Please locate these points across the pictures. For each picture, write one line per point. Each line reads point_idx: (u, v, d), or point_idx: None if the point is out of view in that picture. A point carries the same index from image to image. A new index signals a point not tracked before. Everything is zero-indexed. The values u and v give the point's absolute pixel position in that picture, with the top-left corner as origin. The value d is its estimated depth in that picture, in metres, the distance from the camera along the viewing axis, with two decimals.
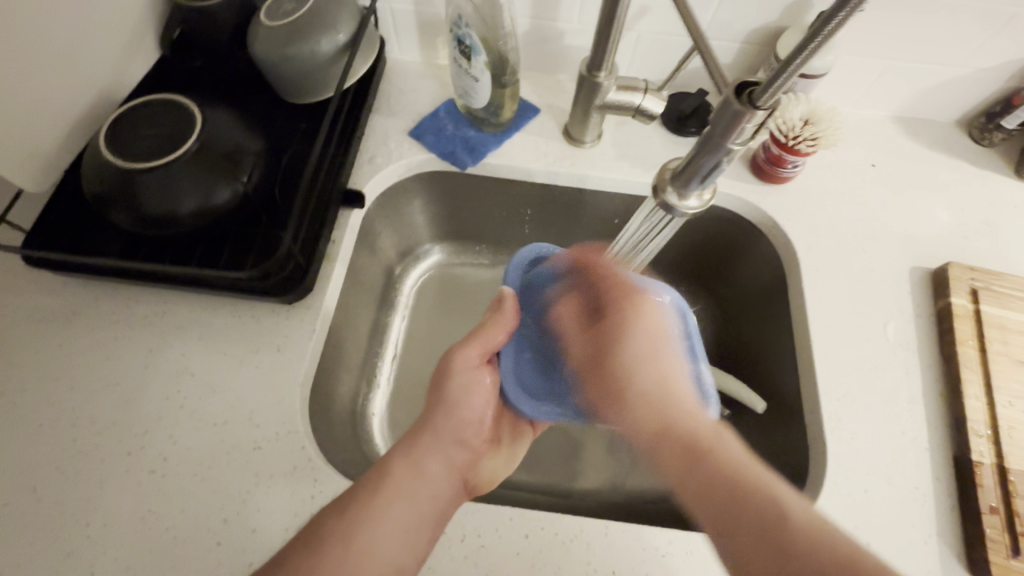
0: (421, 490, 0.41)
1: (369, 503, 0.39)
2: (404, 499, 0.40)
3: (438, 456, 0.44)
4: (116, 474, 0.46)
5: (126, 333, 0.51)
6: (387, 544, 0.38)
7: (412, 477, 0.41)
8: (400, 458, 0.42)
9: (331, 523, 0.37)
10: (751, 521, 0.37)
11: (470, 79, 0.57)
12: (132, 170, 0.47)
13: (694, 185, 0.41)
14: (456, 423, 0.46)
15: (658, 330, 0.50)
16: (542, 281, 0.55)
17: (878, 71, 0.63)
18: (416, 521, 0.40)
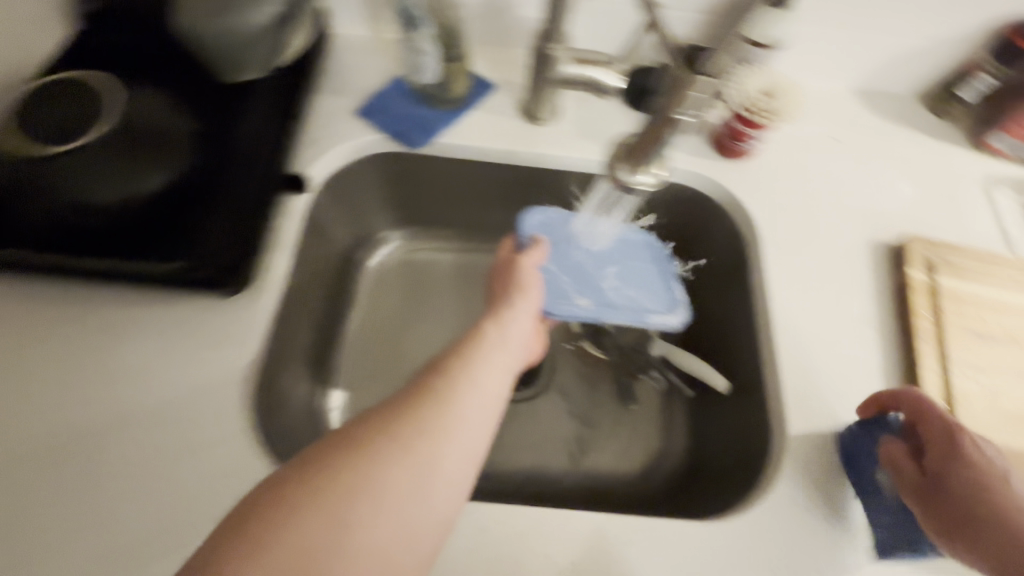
0: (470, 423, 0.36)
1: (409, 426, 0.34)
2: (454, 429, 0.35)
3: (485, 387, 0.39)
4: (38, 488, 0.42)
5: (47, 335, 0.48)
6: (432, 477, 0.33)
7: (459, 406, 0.36)
8: (439, 382, 0.37)
9: (374, 431, 0.34)
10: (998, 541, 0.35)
11: (417, 53, 0.55)
12: (46, 156, 0.43)
13: (645, 160, 0.39)
14: (502, 353, 0.42)
15: (638, 258, 0.60)
16: (548, 221, 0.59)
17: (839, 42, 0.62)
18: (466, 457, 0.35)
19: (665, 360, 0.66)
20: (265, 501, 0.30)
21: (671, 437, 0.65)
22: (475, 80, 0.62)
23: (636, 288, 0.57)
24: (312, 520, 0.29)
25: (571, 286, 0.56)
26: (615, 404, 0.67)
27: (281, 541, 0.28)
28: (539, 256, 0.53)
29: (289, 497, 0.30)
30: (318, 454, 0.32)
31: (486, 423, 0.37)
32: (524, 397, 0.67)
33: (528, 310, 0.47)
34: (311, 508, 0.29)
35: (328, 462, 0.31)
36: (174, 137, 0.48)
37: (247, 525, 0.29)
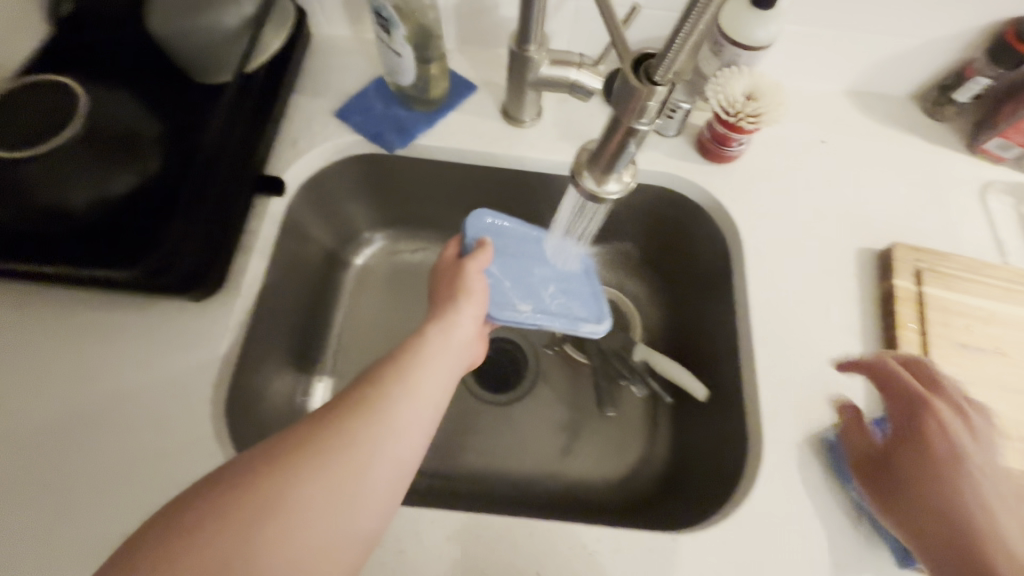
0: (399, 435, 0.36)
1: (334, 438, 0.34)
2: (381, 441, 0.35)
3: (419, 398, 0.39)
4: (10, 487, 0.43)
5: (25, 336, 0.48)
6: (355, 490, 0.33)
7: (389, 418, 0.36)
8: (370, 392, 0.38)
9: (296, 448, 0.33)
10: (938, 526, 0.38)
11: (392, 54, 0.53)
12: (7, 158, 0.42)
13: (608, 167, 0.37)
14: (440, 362, 0.42)
15: (578, 268, 0.59)
16: (492, 227, 0.58)
17: (830, 42, 0.60)
18: (394, 469, 0.35)
19: (647, 365, 0.65)
20: (178, 516, 0.29)
21: (652, 444, 0.64)
22: (456, 81, 0.62)
23: (574, 298, 0.57)
24: (223, 535, 0.29)
25: (512, 292, 0.55)
26: (597, 409, 0.66)
27: (190, 555, 0.28)
28: (486, 259, 0.52)
29: (202, 511, 0.30)
30: (236, 466, 0.32)
31: (419, 434, 0.38)
32: (507, 399, 0.67)
33: (470, 316, 0.48)
34: (223, 522, 0.29)
35: (247, 475, 0.31)
36: (145, 139, 0.48)
37: (159, 541, 0.28)
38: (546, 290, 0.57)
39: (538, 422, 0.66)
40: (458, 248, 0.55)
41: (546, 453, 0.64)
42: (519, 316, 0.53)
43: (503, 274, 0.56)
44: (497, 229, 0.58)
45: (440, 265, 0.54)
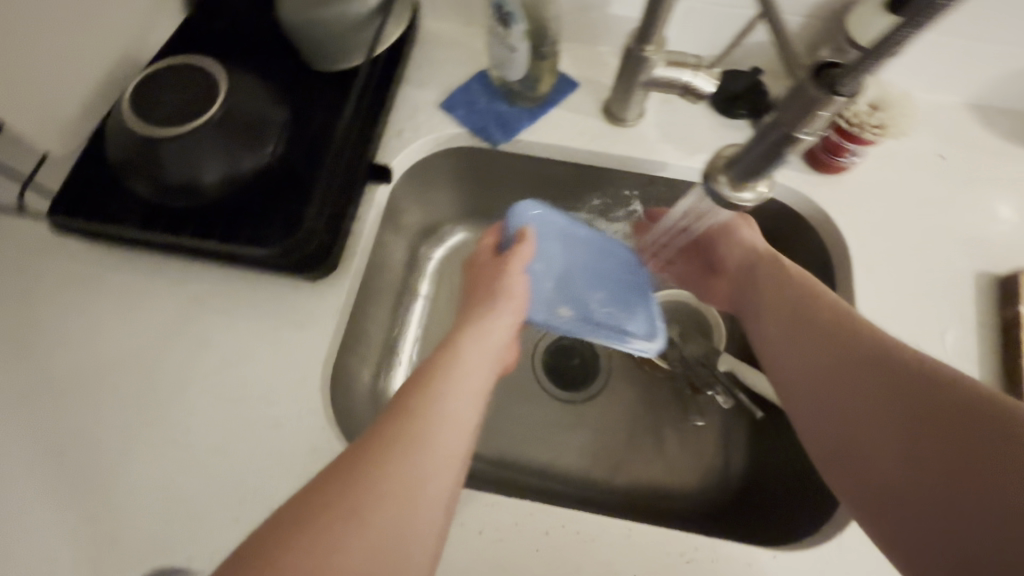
0: (441, 464, 0.35)
1: (374, 482, 0.32)
2: (424, 475, 0.34)
3: (454, 420, 0.38)
4: (139, 443, 0.46)
5: (150, 303, 0.51)
6: (404, 529, 0.32)
7: (428, 449, 0.35)
8: (404, 422, 0.36)
9: (342, 491, 0.32)
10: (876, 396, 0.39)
11: (506, 49, 0.54)
12: (156, 137, 0.45)
13: (749, 175, 0.37)
14: (470, 378, 0.41)
15: (626, 276, 0.58)
16: (544, 221, 0.53)
17: (959, 53, 0.57)
18: (439, 496, 0.35)
19: (733, 376, 0.63)
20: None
21: (731, 455, 0.63)
22: (559, 77, 0.61)
23: (619, 306, 0.57)
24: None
25: (557, 295, 0.55)
26: (675, 417, 0.65)
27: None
28: (528, 253, 0.51)
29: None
30: (271, 527, 0.30)
31: (458, 455, 0.37)
32: (586, 397, 0.67)
33: (501, 323, 0.48)
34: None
35: (289, 536, 0.29)
36: (273, 123, 0.50)
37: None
38: (593, 295, 0.56)
39: (610, 423, 0.66)
40: (497, 239, 0.53)
41: (621, 455, 0.64)
42: (559, 323, 0.53)
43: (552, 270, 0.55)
44: (548, 222, 0.54)
45: (476, 259, 0.53)
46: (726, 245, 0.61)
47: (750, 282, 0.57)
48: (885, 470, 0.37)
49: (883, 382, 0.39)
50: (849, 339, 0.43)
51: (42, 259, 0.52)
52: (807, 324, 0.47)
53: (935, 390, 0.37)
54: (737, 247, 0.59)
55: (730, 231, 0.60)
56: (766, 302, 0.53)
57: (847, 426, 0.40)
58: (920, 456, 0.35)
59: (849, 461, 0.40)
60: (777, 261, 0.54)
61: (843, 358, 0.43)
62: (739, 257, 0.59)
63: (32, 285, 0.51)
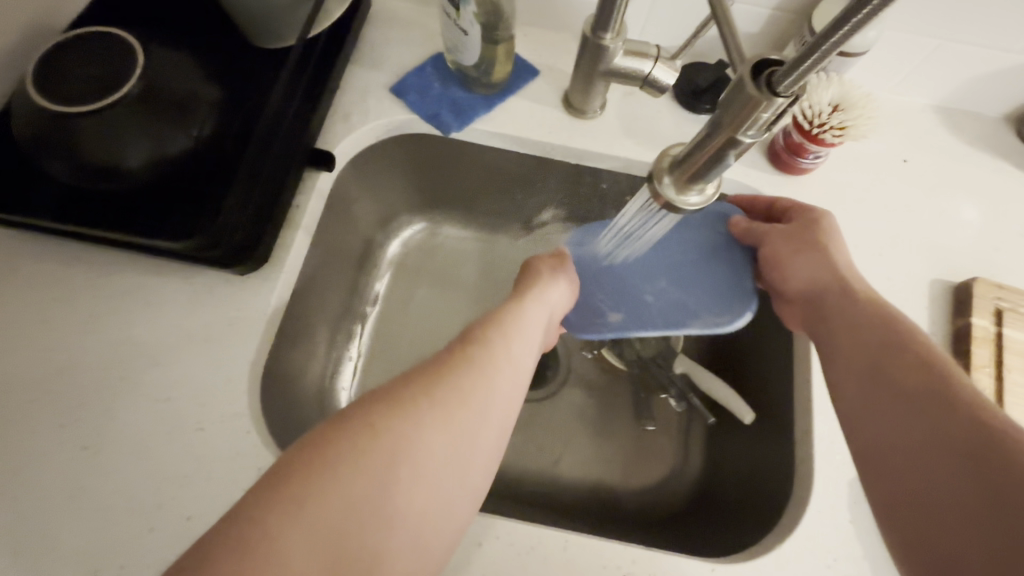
0: (504, 392, 0.38)
1: (451, 388, 0.35)
2: (491, 397, 0.37)
3: (518, 357, 0.41)
4: (48, 447, 0.43)
5: (66, 295, 0.47)
6: (466, 440, 0.34)
7: (499, 376, 0.38)
8: (479, 348, 0.39)
9: (422, 397, 0.34)
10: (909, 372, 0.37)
11: (458, 32, 0.50)
12: (63, 113, 0.41)
13: (693, 178, 0.35)
14: (531, 326, 0.45)
15: (697, 254, 0.54)
16: (586, 240, 0.58)
17: (926, 53, 0.55)
18: (498, 427, 0.37)
19: (689, 379, 0.63)
20: (318, 445, 0.29)
21: (685, 459, 0.62)
22: (518, 64, 0.59)
23: (688, 285, 0.53)
24: (352, 479, 0.29)
25: (605, 302, 0.55)
26: (632, 419, 0.64)
27: (330, 494, 0.28)
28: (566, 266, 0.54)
29: (340, 445, 0.30)
30: (359, 404, 0.32)
31: (516, 394, 0.39)
32: (543, 396, 0.66)
33: (564, 288, 0.51)
34: (358, 467, 0.29)
35: (375, 415, 0.31)
36: (203, 102, 0.46)
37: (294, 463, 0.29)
38: (652, 288, 0.54)
39: (568, 425, 0.64)
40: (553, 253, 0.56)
41: (576, 458, 0.62)
42: (607, 329, 0.52)
43: (604, 278, 0.56)
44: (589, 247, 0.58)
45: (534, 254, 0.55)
46: (782, 269, 0.49)
47: (814, 315, 0.47)
48: (910, 480, 0.34)
49: (924, 394, 0.36)
50: (903, 350, 0.39)
51: None
52: (862, 331, 0.42)
53: (981, 414, 0.33)
54: (799, 271, 0.48)
55: (788, 254, 0.49)
56: (823, 325, 0.45)
57: (881, 434, 0.37)
58: (950, 468, 0.32)
59: (874, 468, 0.36)
60: (842, 286, 0.45)
61: (891, 367, 0.38)
62: (801, 284, 0.48)
63: None
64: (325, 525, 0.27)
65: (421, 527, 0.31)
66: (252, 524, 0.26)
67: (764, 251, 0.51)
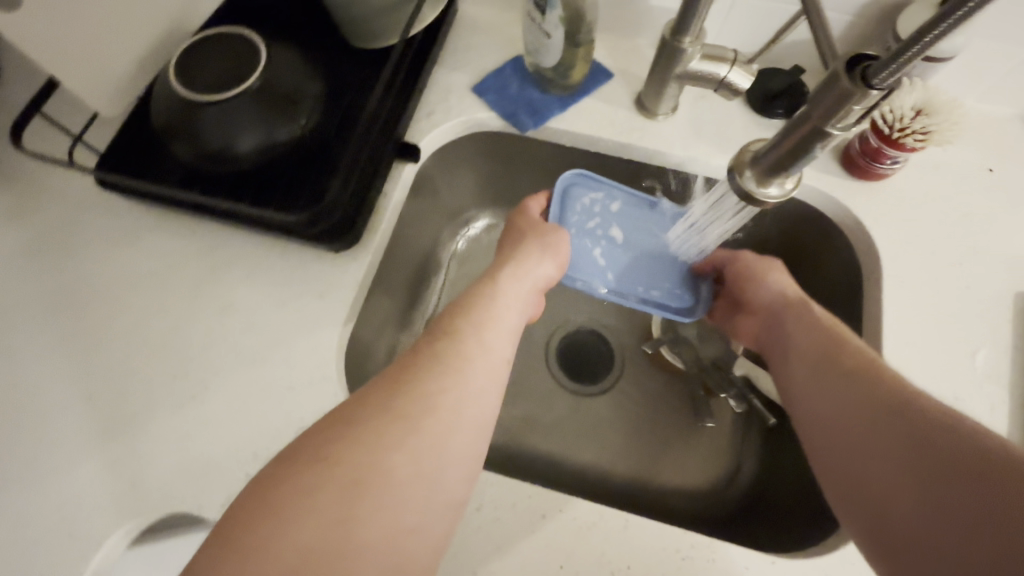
0: (477, 394, 0.39)
1: (418, 398, 0.36)
2: (461, 405, 0.38)
3: (491, 355, 0.42)
4: (162, 394, 0.48)
5: (182, 262, 0.53)
6: (445, 447, 0.36)
7: (469, 378, 0.39)
8: (448, 351, 0.41)
9: (376, 413, 0.35)
10: (868, 403, 0.39)
11: (541, 35, 0.53)
12: (197, 102, 0.46)
13: (774, 171, 0.37)
14: (504, 322, 0.46)
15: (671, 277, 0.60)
16: (584, 207, 0.59)
17: (1019, 62, 0.53)
18: (477, 425, 0.38)
19: (747, 382, 0.64)
20: (280, 482, 0.31)
21: (738, 460, 0.62)
22: (593, 67, 0.61)
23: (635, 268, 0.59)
24: (318, 511, 0.30)
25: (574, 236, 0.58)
26: (687, 417, 0.65)
27: (298, 530, 0.29)
28: (562, 250, 0.54)
29: (297, 483, 0.31)
30: (321, 438, 0.33)
31: (491, 391, 0.40)
32: (599, 390, 0.67)
33: (542, 270, 0.52)
34: (317, 501, 0.30)
35: (337, 443, 0.33)
36: (309, 95, 0.51)
37: (259, 505, 0.30)
38: (612, 254, 0.58)
39: (621, 419, 0.66)
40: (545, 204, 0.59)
41: (628, 451, 0.64)
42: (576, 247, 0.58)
43: (586, 231, 0.59)
44: (592, 209, 0.59)
45: (519, 216, 0.58)
46: (757, 283, 0.57)
47: (778, 325, 0.53)
48: (869, 472, 0.37)
49: (879, 397, 0.39)
50: (860, 371, 0.42)
51: (86, 215, 0.55)
52: (819, 344, 0.47)
53: (945, 435, 0.33)
54: (771, 285, 0.56)
55: (763, 271, 0.57)
56: (789, 341, 0.50)
57: (848, 448, 0.39)
58: (899, 459, 0.35)
59: (835, 456, 0.40)
60: (802, 306, 0.52)
61: (849, 372, 0.42)
62: (764, 298, 0.56)
63: (73, 239, 0.54)
64: (293, 557, 0.28)
65: (409, 540, 0.32)
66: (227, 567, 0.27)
67: (738, 267, 0.59)
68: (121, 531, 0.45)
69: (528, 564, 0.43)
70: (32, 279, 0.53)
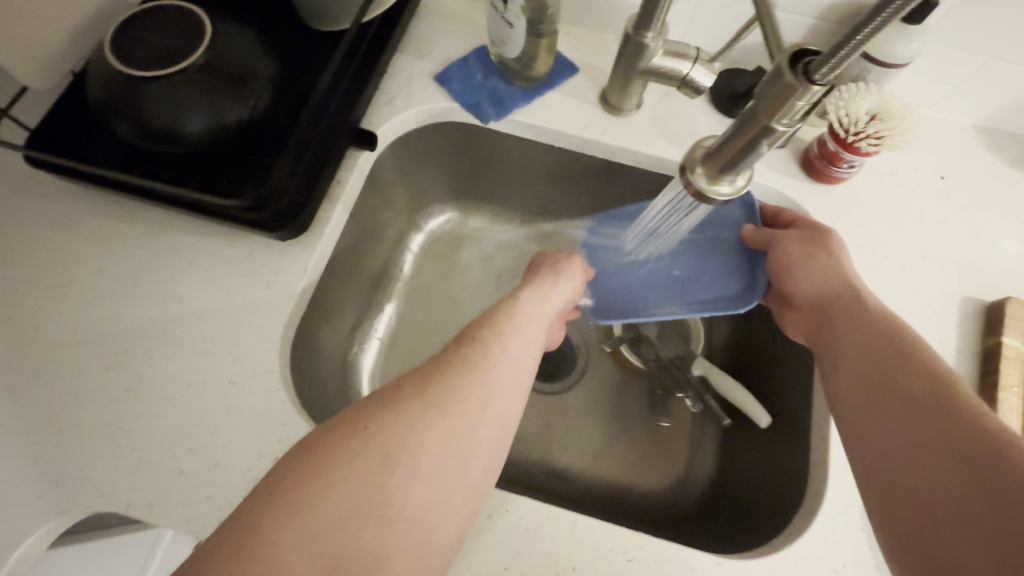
0: (505, 389, 0.38)
1: (449, 387, 0.35)
2: (488, 395, 0.36)
3: (521, 356, 0.41)
4: (93, 388, 0.46)
5: (121, 248, 0.50)
6: (472, 438, 0.34)
7: (498, 370, 0.38)
8: (479, 345, 0.40)
9: (415, 394, 0.34)
10: (910, 396, 0.36)
11: (503, 24, 0.52)
12: (134, 76, 0.44)
13: (725, 167, 0.36)
14: (532, 327, 0.44)
15: (715, 284, 0.55)
16: (607, 261, 0.62)
17: (971, 71, 0.54)
18: (504, 422, 0.37)
19: (705, 382, 0.63)
20: (313, 452, 0.30)
21: (698, 461, 0.62)
22: (558, 60, 0.60)
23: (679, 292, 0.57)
24: (353, 482, 0.29)
25: (609, 292, 0.60)
26: (647, 416, 0.65)
27: (331, 497, 0.28)
28: (576, 271, 0.53)
29: (331, 453, 0.30)
30: (354, 411, 0.33)
31: (517, 393, 0.38)
32: (559, 390, 0.67)
33: (563, 291, 0.51)
34: (348, 472, 0.29)
35: (375, 416, 0.32)
36: (261, 77, 0.49)
37: (286, 471, 0.29)
38: (652, 291, 0.58)
39: (584, 419, 0.65)
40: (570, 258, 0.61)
41: (588, 450, 0.63)
42: (615, 300, 0.59)
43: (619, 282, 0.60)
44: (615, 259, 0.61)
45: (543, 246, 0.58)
46: (794, 274, 0.49)
47: (825, 322, 0.46)
48: (912, 474, 0.33)
49: (926, 393, 0.36)
50: (905, 363, 0.38)
51: (16, 196, 0.51)
52: (858, 337, 0.42)
53: (995, 444, 0.31)
54: (810, 276, 0.48)
55: (802, 259, 0.49)
56: (830, 332, 0.45)
57: (881, 439, 0.36)
58: (951, 462, 0.32)
59: (867, 446, 0.37)
60: (850, 298, 0.45)
61: (886, 363, 0.39)
62: (812, 291, 0.48)
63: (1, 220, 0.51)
64: (324, 527, 0.27)
65: (427, 526, 0.31)
66: (245, 538, 0.26)
67: (774, 254, 0.51)
68: (42, 530, 0.42)
69: (474, 565, 0.42)
70: None
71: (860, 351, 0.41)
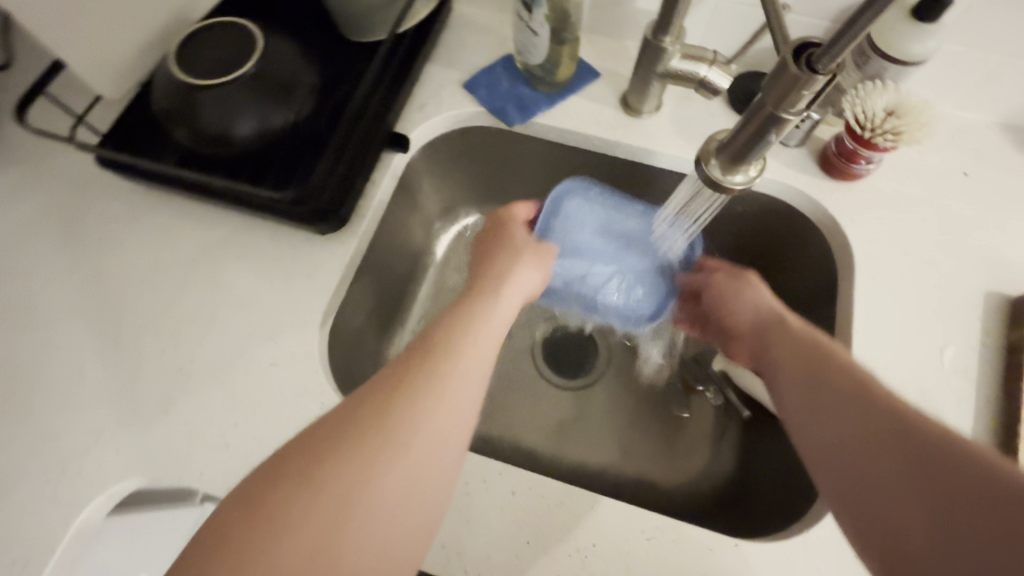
0: (459, 392, 0.37)
1: (396, 407, 0.35)
2: (439, 402, 0.36)
3: (474, 354, 0.40)
4: (150, 367, 0.50)
5: (178, 242, 0.55)
6: (429, 451, 0.34)
7: (449, 377, 0.37)
8: (432, 353, 0.39)
9: (355, 424, 0.34)
10: (872, 432, 0.34)
11: (528, 33, 0.55)
12: (192, 86, 0.48)
13: (738, 158, 0.38)
14: (490, 325, 0.43)
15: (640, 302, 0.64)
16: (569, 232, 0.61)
17: (990, 68, 0.55)
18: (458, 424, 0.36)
19: (726, 376, 0.64)
20: (257, 509, 0.30)
21: (717, 453, 0.63)
22: (581, 67, 0.63)
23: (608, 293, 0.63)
24: (300, 534, 0.29)
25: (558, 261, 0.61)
26: (667, 410, 0.66)
27: (284, 550, 0.29)
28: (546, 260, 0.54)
29: (273, 510, 0.30)
30: (297, 456, 0.33)
31: (472, 392, 0.38)
32: (580, 384, 0.69)
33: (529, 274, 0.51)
34: (294, 526, 0.29)
35: (313, 461, 0.32)
36: (304, 85, 0.53)
37: (234, 535, 0.29)
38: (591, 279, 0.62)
39: (605, 409, 0.67)
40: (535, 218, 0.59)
41: (608, 443, 0.64)
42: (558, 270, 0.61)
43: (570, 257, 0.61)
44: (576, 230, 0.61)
45: (502, 216, 0.57)
46: (736, 305, 0.54)
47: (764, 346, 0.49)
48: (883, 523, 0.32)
49: (891, 427, 0.34)
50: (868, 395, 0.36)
51: (86, 196, 0.57)
52: (805, 359, 0.42)
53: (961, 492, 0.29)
54: (748, 308, 0.52)
55: (734, 295, 0.55)
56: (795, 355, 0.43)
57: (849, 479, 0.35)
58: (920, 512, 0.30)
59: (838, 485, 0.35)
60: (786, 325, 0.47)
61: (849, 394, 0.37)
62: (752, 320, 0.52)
63: (74, 217, 0.56)
64: None
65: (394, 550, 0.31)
66: None
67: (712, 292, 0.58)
68: (105, 494, 0.46)
69: (498, 537, 0.44)
70: (34, 253, 0.55)
71: (823, 380, 0.39)
